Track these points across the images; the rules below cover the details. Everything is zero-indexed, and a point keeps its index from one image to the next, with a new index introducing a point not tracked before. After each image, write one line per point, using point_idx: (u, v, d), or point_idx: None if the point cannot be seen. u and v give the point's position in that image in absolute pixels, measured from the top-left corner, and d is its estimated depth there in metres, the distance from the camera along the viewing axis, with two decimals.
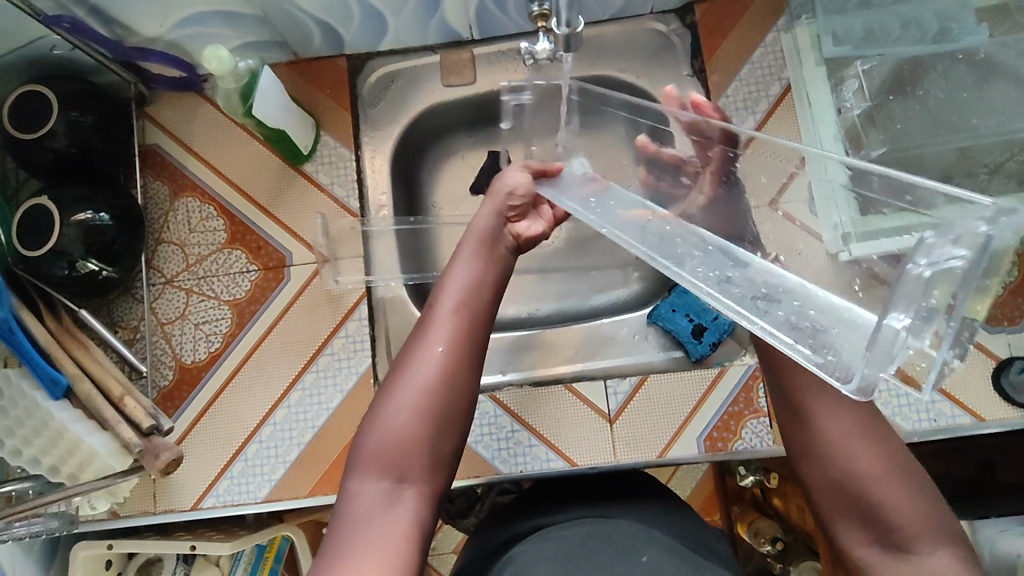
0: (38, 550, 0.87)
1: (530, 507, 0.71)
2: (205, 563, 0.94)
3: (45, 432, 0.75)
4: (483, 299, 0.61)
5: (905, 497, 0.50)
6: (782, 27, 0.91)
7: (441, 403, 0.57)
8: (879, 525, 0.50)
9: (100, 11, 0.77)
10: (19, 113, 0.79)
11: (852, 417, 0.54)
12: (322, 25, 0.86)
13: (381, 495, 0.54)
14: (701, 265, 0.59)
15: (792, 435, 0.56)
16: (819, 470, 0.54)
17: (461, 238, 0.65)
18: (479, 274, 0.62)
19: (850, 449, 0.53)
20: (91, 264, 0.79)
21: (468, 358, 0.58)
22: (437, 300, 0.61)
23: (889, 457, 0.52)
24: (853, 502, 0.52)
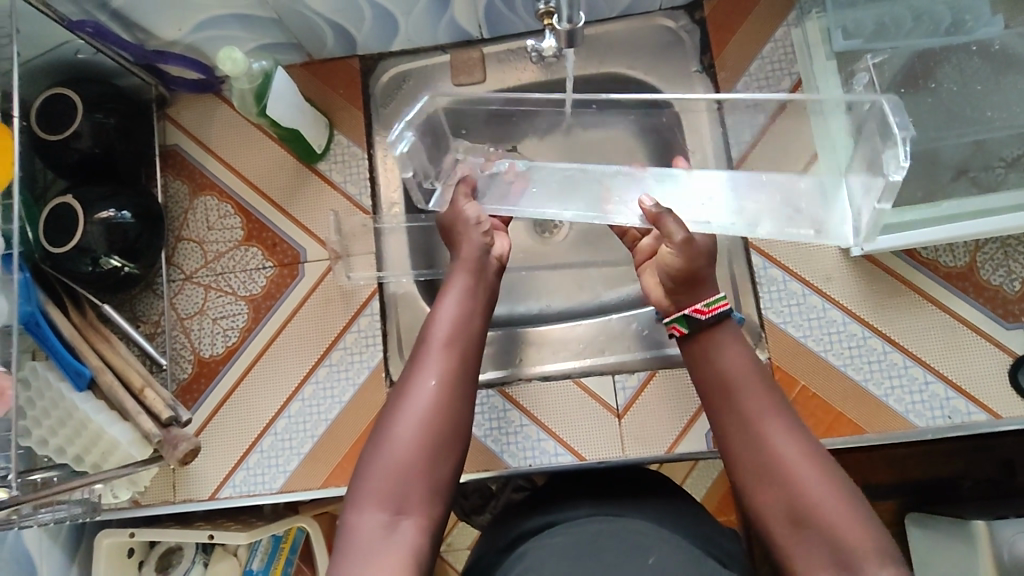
0: (63, 537, 0.91)
1: (537, 504, 0.72)
2: (223, 552, 0.97)
3: (70, 422, 0.79)
4: (472, 335, 0.67)
5: (851, 521, 0.53)
6: (792, 22, 0.91)
7: (436, 435, 0.60)
8: (831, 548, 0.53)
9: (122, 16, 0.80)
10: (45, 115, 0.82)
11: (796, 443, 0.58)
12: (334, 26, 0.88)
13: (382, 521, 0.55)
14: (699, 211, 0.81)
15: (742, 462, 0.59)
16: (769, 496, 0.56)
17: (454, 273, 0.71)
18: (468, 311, 0.68)
19: (799, 473, 0.56)
20: (114, 261, 0.82)
21: (461, 394, 0.62)
22: (430, 333, 0.66)
23: (835, 482, 0.56)
24: (805, 528, 0.54)
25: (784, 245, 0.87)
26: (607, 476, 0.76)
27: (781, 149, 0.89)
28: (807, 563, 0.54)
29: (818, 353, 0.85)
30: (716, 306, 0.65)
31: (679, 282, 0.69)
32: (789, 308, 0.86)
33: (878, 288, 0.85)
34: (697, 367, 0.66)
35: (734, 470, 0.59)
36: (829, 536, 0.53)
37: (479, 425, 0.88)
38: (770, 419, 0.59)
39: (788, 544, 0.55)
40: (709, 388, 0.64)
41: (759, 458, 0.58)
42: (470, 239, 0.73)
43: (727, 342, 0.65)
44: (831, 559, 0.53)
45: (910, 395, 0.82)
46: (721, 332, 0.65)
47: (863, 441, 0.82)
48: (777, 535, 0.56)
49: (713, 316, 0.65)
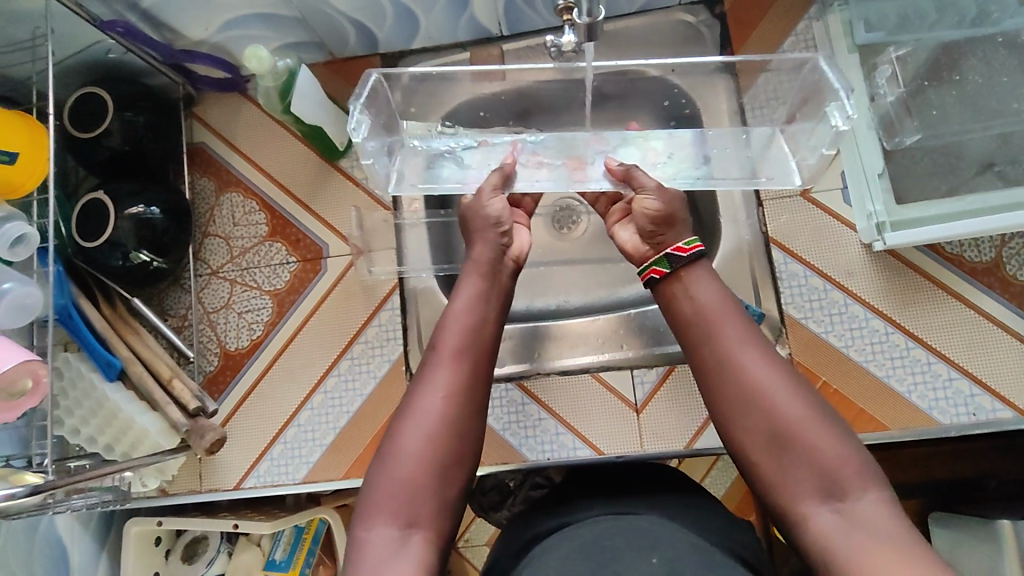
0: (94, 525, 0.93)
1: (556, 500, 0.72)
2: (247, 542, 1.00)
3: (100, 412, 0.81)
4: (483, 345, 0.63)
5: (835, 445, 0.54)
6: (814, 15, 0.90)
7: (446, 448, 0.58)
8: (814, 472, 0.53)
9: (152, 16, 0.82)
10: (78, 114, 0.84)
11: (777, 373, 0.58)
12: (356, 25, 0.90)
13: (392, 538, 0.53)
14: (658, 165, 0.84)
15: (724, 396, 0.58)
16: (753, 427, 0.56)
17: (464, 272, 0.69)
18: (479, 319, 0.65)
19: (781, 404, 0.56)
20: (143, 255, 0.84)
21: (470, 409, 0.60)
22: (438, 341, 0.63)
23: (816, 409, 0.56)
24: (789, 455, 0.55)
25: (805, 239, 0.87)
26: (628, 470, 0.77)
27: None
28: (793, 490, 0.54)
29: (839, 348, 0.84)
30: (693, 246, 0.64)
31: (660, 218, 0.67)
32: (810, 303, 0.86)
33: (901, 283, 0.84)
34: (673, 304, 0.64)
35: (714, 404, 0.59)
36: (813, 461, 0.54)
37: (497, 418, 0.89)
38: (752, 352, 0.59)
39: (773, 473, 0.55)
40: (687, 325, 0.62)
41: (741, 391, 0.57)
42: (485, 239, 0.71)
43: (704, 278, 0.63)
44: (816, 486, 0.53)
45: (933, 391, 0.81)
46: (690, 274, 0.64)
47: (886, 438, 0.82)
48: (762, 464, 0.56)
49: (693, 253, 0.64)
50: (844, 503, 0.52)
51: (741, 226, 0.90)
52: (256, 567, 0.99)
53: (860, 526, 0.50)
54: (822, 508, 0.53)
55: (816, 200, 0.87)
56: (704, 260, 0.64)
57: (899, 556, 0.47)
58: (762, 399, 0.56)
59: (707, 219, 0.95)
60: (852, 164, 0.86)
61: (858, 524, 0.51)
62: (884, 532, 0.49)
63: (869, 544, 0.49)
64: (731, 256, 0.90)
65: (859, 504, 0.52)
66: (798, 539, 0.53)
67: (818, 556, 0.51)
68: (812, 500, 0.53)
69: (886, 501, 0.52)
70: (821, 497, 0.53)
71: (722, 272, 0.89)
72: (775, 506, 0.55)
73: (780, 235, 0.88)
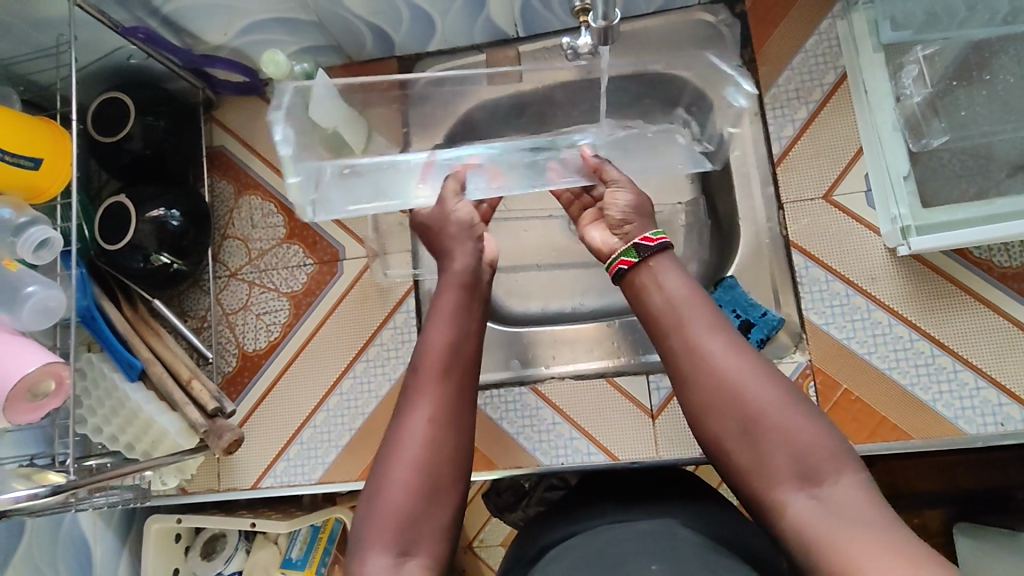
0: (117, 521, 0.96)
1: (570, 506, 0.72)
2: (264, 541, 1.02)
3: (122, 411, 0.82)
4: (466, 361, 0.62)
5: (808, 428, 0.52)
6: (837, 14, 0.88)
7: (438, 471, 0.56)
8: (790, 458, 0.51)
9: (171, 21, 0.82)
10: (102, 119, 0.86)
11: (743, 359, 0.55)
12: (372, 28, 0.90)
13: (387, 566, 0.52)
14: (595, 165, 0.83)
15: (694, 386, 0.56)
16: (725, 415, 0.54)
17: (443, 281, 0.68)
18: (463, 334, 0.64)
19: (752, 390, 0.53)
20: (164, 257, 0.86)
21: (457, 427, 0.59)
22: (419, 359, 0.62)
23: (786, 392, 0.54)
24: (762, 442, 0.52)
25: (827, 244, 0.85)
26: (644, 476, 0.76)
27: (825, 146, 0.86)
28: (770, 477, 0.51)
29: (861, 355, 0.82)
30: (660, 236, 0.64)
31: (627, 211, 0.69)
32: (831, 309, 0.84)
33: (926, 289, 0.82)
34: (639, 294, 0.62)
35: (686, 396, 0.56)
36: (788, 446, 0.51)
37: (511, 422, 0.88)
38: (718, 338, 0.56)
39: (747, 461, 0.53)
40: (654, 313, 0.60)
41: (709, 379, 0.55)
42: (465, 246, 0.70)
43: (670, 267, 0.62)
44: (793, 471, 0.50)
45: (960, 400, 0.79)
46: (654, 266, 0.62)
47: (909, 447, 0.80)
48: (735, 452, 0.53)
49: (660, 242, 0.63)
50: (820, 489, 0.49)
51: (760, 230, 0.89)
52: (273, 564, 1.00)
53: (839, 511, 0.48)
54: (799, 495, 0.50)
55: (837, 202, 0.85)
56: (665, 252, 0.63)
57: (881, 541, 0.45)
58: (732, 386, 0.54)
59: (726, 222, 0.94)
60: (876, 167, 0.84)
61: (837, 509, 0.48)
62: (863, 514, 0.47)
63: (851, 531, 0.46)
64: (751, 260, 0.90)
65: (836, 488, 0.49)
66: (777, 530, 0.50)
67: (801, 546, 0.48)
68: (788, 487, 0.50)
69: (863, 485, 0.49)
70: (797, 483, 0.50)
71: (740, 275, 0.89)
72: (752, 497, 0.52)
73: (801, 239, 0.86)
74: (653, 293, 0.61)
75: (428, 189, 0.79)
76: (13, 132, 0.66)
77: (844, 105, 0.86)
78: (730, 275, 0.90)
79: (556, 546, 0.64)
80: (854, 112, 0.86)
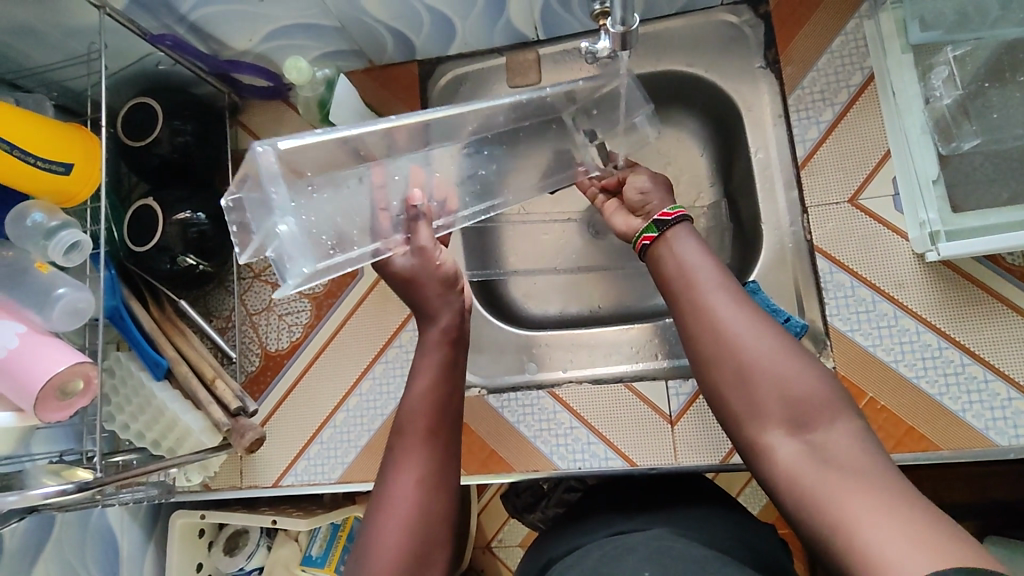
0: (143, 517, 0.98)
1: (582, 523, 0.73)
2: (285, 538, 1.04)
3: (148, 409, 0.84)
4: (450, 413, 0.63)
5: (804, 376, 0.50)
6: (865, 13, 0.86)
7: (426, 529, 0.57)
8: (787, 405, 0.49)
9: (198, 28, 0.84)
10: (131, 123, 0.88)
11: (749, 314, 0.54)
12: (394, 33, 0.91)
13: None
14: (529, 175, 0.87)
15: (696, 344, 0.54)
16: (722, 372, 0.52)
17: (426, 339, 0.66)
18: (447, 389, 0.63)
19: (752, 345, 0.52)
20: (190, 259, 0.88)
21: (444, 487, 0.59)
22: (403, 422, 0.62)
23: (785, 343, 0.52)
24: (753, 390, 0.51)
25: (852, 249, 0.83)
26: (660, 493, 0.77)
27: (851, 149, 0.85)
28: (761, 422, 0.50)
29: (886, 362, 0.80)
30: (677, 211, 0.64)
31: (647, 191, 0.74)
32: (856, 315, 0.82)
33: (956, 296, 0.79)
34: (657, 261, 0.62)
35: (692, 349, 0.55)
36: (780, 392, 0.50)
37: (528, 425, 0.88)
38: (727, 298, 0.55)
39: (741, 406, 0.51)
40: (667, 277, 0.60)
41: (714, 337, 0.53)
42: (450, 303, 0.67)
43: (685, 238, 0.62)
44: (786, 417, 0.49)
45: (991, 411, 0.77)
46: (672, 234, 0.62)
47: (936, 458, 0.78)
48: (731, 399, 0.52)
49: (677, 216, 0.63)
50: (813, 434, 0.48)
51: (784, 234, 0.89)
52: (293, 561, 1.03)
53: (830, 460, 0.47)
54: (789, 440, 0.49)
55: (864, 206, 0.84)
56: (685, 224, 0.63)
57: (874, 492, 0.44)
58: (734, 341, 0.52)
59: (748, 225, 0.94)
60: (905, 170, 0.82)
61: (829, 459, 0.47)
62: (859, 468, 0.46)
63: (843, 482, 0.45)
64: (773, 264, 0.90)
65: (828, 436, 0.48)
66: (767, 474, 0.50)
67: (795, 496, 0.47)
68: (780, 433, 0.49)
69: (860, 435, 0.48)
70: (789, 430, 0.49)
71: (764, 282, 0.89)
72: (742, 443, 0.52)
73: (826, 244, 0.84)
74: (673, 258, 0.60)
75: (393, 226, 0.70)
76: (46, 139, 0.68)
77: (872, 106, 0.85)
78: (753, 280, 0.88)
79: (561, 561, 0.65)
80: (882, 114, 0.84)
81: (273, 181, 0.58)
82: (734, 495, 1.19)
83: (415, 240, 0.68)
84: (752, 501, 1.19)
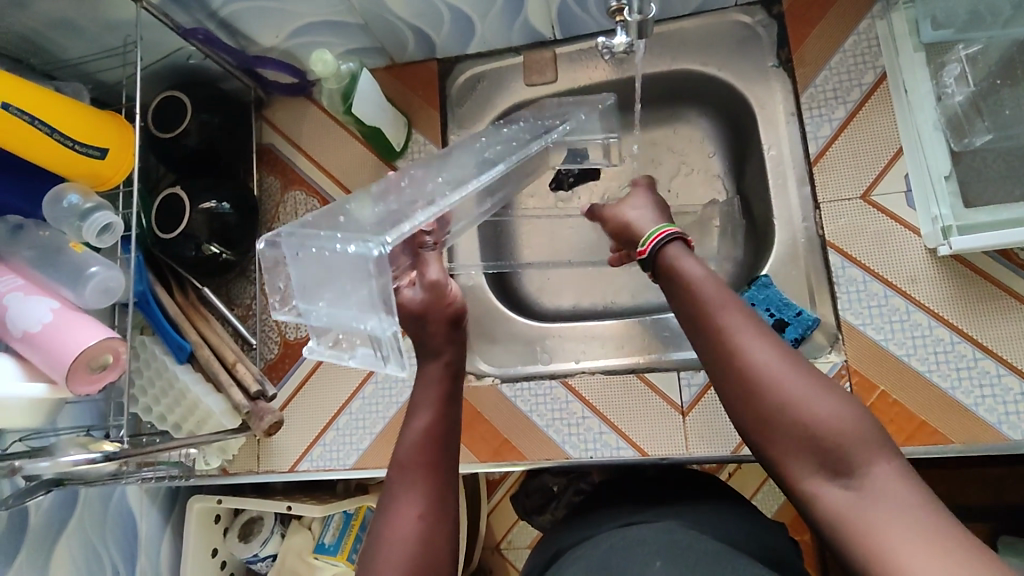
0: (161, 500, 1.01)
1: (590, 516, 0.74)
2: (299, 526, 1.06)
3: (171, 391, 0.86)
4: (449, 449, 0.63)
5: (840, 412, 0.50)
6: (878, 14, 0.88)
7: (429, 564, 0.56)
8: (825, 447, 0.49)
9: (228, 24, 0.87)
10: (160, 116, 0.92)
11: (776, 350, 0.53)
12: (415, 30, 0.93)
13: None
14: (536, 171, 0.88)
15: (719, 381, 0.54)
16: (747, 413, 0.52)
17: (425, 375, 0.67)
18: (447, 424, 0.64)
19: (784, 383, 0.51)
20: (214, 247, 0.91)
21: (447, 522, 0.59)
22: (403, 456, 0.62)
23: (811, 375, 0.52)
24: (789, 432, 0.50)
25: (864, 244, 0.84)
26: (668, 488, 0.78)
27: (863, 146, 0.86)
28: (801, 465, 0.50)
29: (899, 357, 0.81)
30: (655, 238, 0.63)
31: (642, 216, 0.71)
32: (868, 309, 0.83)
33: (969, 291, 0.80)
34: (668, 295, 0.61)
35: (723, 392, 0.54)
36: (816, 433, 0.49)
37: (541, 414, 0.89)
38: (751, 333, 0.54)
39: (778, 450, 0.51)
40: (683, 313, 0.58)
41: (744, 378, 0.52)
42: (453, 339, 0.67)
43: (693, 264, 0.60)
44: (825, 460, 0.49)
45: (1004, 405, 0.77)
46: (671, 252, 0.62)
47: (949, 452, 0.78)
48: (769, 444, 0.51)
49: (654, 246, 0.63)
50: (855, 476, 0.48)
51: (796, 229, 0.90)
52: (306, 550, 1.04)
53: (874, 497, 0.47)
54: (831, 483, 0.49)
55: (876, 202, 0.84)
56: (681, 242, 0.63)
57: (914, 526, 0.44)
58: (766, 380, 0.51)
59: (761, 223, 0.95)
60: (917, 166, 0.82)
61: (873, 497, 0.47)
62: (893, 496, 0.46)
63: (890, 521, 0.45)
64: (785, 259, 0.90)
65: (869, 476, 0.48)
66: (814, 522, 0.49)
67: (830, 531, 0.48)
68: (822, 476, 0.49)
69: (898, 467, 0.48)
70: (829, 472, 0.49)
71: (775, 275, 0.90)
72: (784, 484, 0.51)
73: (837, 239, 0.85)
74: (680, 283, 0.59)
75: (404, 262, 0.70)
76: (83, 123, 0.71)
77: (884, 105, 0.86)
78: (764, 274, 0.89)
79: (570, 551, 0.67)
80: (894, 111, 0.85)
81: (332, 276, 0.59)
82: (748, 498, 1.19)
83: (426, 278, 0.68)
84: (766, 503, 1.19)
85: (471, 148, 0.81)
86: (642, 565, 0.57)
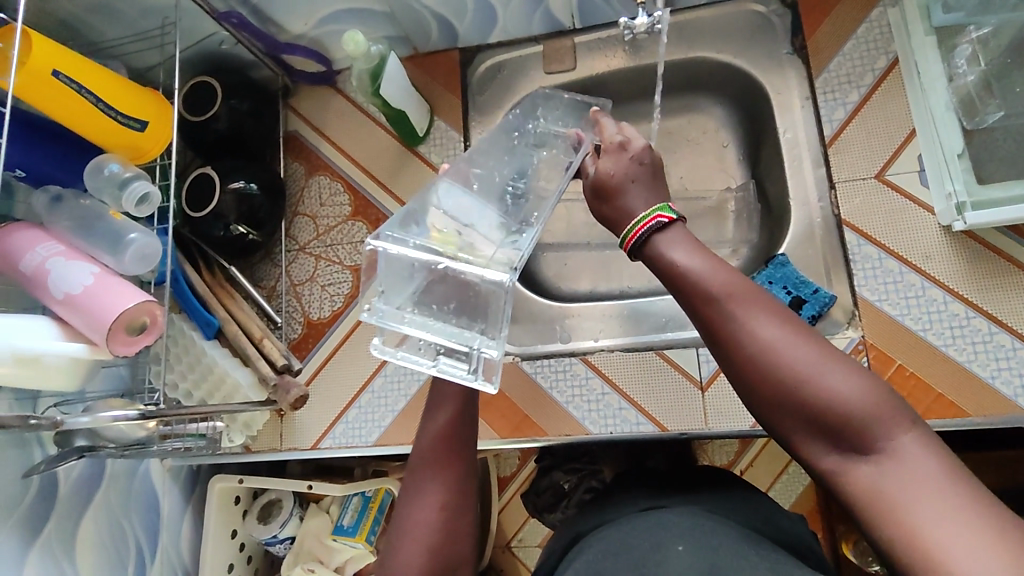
0: (182, 480, 1.02)
1: (608, 503, 0.75)
2: (317, 509, 1.07)
3: (198, 366, 0.88)
4: (466, 442, 0.64)
5: (858, 388, 0.48)
6: (889, 2, 0.91)
7: (447, 554, 0.58)
8: (845, 427, 0.47)
9: (259, 10, 0.91)
10: (191, 100, 0.95)
11: (782, 333, 0.51)
12: (439, 18, 0.97)
13: None
14: None
15: (732, 371, 0.52)
16: (755, 404, 0.52)
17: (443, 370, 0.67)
18: (466, 417, 0.65)
19: (794, 367, 0.49)
20: (241, 227, 0.93)
21: (467, 511, 0.60)
22: (423, 448, 0.63)
23: (824, 352, 0.50)
24: (807, 415, 0.49)
25: (879, 222, 0.86)
26: (689, 476, 0.78)
27: (875, 127, 0.88)
28: (823, 446, 0.49)
29: (915, 331, 0.82)
30: (637, 227, 0.60)
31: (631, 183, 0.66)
32: (884, 285, 0.84)
33: (981, 266, 0.81)
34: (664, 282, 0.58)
35: (735, 384, 0.52)
36: (836, 415, 0.48)
37: (561, 391, 0.91)
38: (757, 319, 0.52)
39: (798, 435, 0.50)
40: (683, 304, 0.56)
41: (753, 369, 0.51)
42: None
43: (684, 248, 0.57)
44: (846, 440, 0.48)
45: (1020, 377, 0.78)
46: (661, 239, 0.59)
47: (967, 425, 0.79)
48: (788, 429, 0.50)
49: (641, 237, 0.59)
50: (877, 451, 0.47)
51: (812, 210, 0.91)
52: (325, 532, 1.05)
53: (900, 473, 0.46)
54: (855, 461, 0.48)
55: (890, 181, 0.86)
56: (665, 225, 0.59)
57: (940, 499, 0.44)
58: (777, 365, 0.50)
59: (776, 206, 0.96)
60: (930, 147, 0.85)
61: (900, 473, 0.46)
62: (920, 471, 0.45)
63: (916, 497, 0.44)
64: (801, 239, 0.91)
65: (893, 450, 0.46)
66: (842, 499, 0.48)
67: (858, 509, 0.47)
68: (844, 456, 0.48)
69: (922, 436, 0.47)
70: (853, 451, 0.48)
71: (791, 255, 0.90)
72: (809, 465, 0.50)
73: (853, 218, 0.87)
74: (670, 275, 0.57)
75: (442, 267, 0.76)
76: (123, 94, 0.74)
77: (896, 87, 0.88)
78: (781, 253, 0.91)
79: (591, 534, 0.68)
80: (906, 94, 0.87)
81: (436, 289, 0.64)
82: (764, 490, 1.19)
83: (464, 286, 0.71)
84: (783, 495, 1.20)
85: (497, 145, 0.80)
86: (664, 550, 0.58)
